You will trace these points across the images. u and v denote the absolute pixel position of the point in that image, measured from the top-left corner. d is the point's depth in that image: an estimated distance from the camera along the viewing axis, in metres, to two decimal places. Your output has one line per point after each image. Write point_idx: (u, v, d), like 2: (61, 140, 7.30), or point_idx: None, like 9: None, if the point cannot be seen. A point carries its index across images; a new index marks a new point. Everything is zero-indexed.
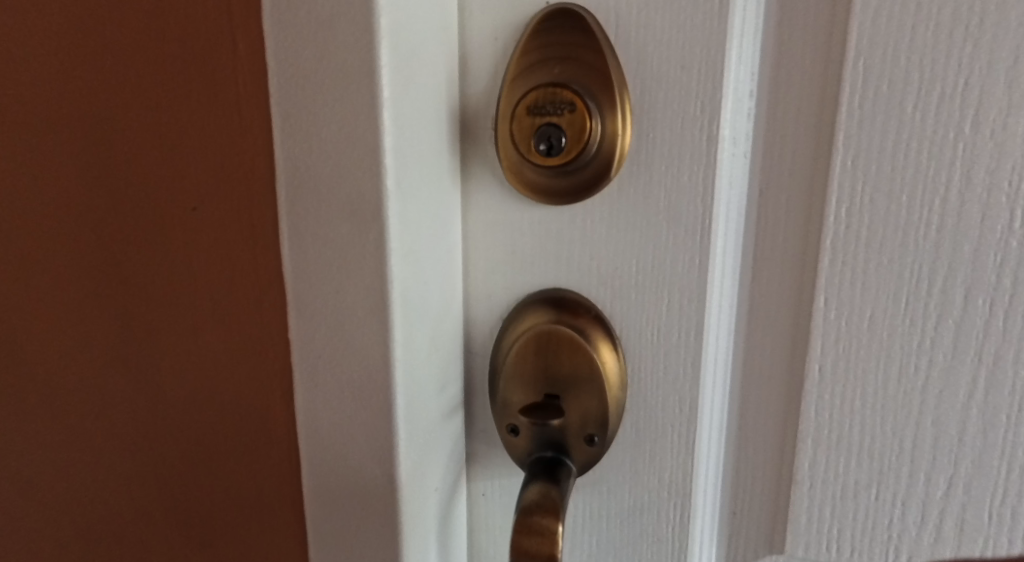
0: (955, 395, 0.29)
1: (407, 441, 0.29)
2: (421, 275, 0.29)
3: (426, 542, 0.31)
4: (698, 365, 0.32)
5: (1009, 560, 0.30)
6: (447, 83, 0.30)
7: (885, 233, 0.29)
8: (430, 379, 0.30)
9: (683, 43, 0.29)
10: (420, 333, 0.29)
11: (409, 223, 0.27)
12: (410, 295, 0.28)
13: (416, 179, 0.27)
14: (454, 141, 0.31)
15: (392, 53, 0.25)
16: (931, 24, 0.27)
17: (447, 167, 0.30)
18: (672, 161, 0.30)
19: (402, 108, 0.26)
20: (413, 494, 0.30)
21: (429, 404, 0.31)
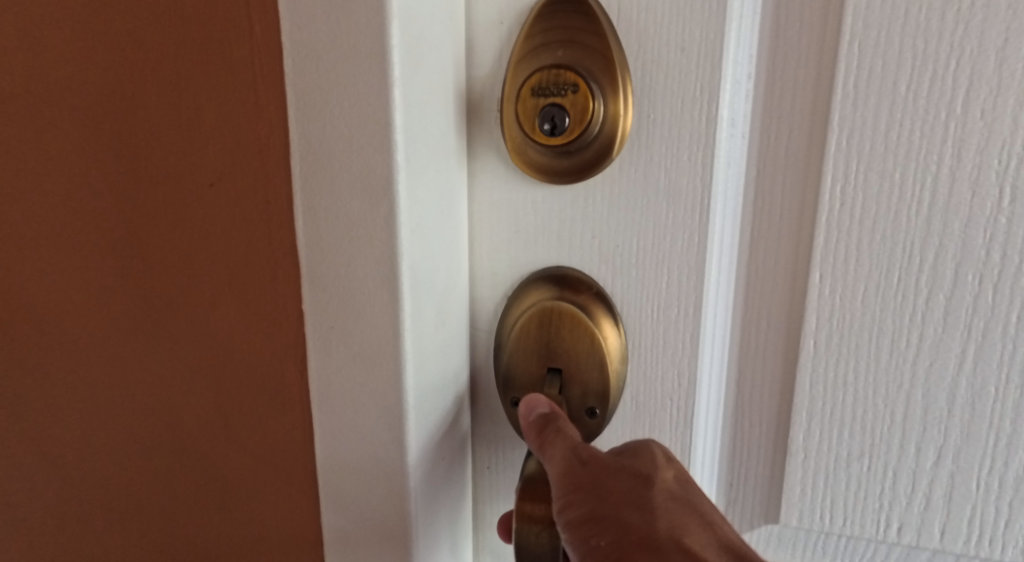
0: (945, 366, 0.30)
1: (414, 410, 0.30)
2: (428, 252, 0.30)
3: (432, 509, 0.33)
4: (696, 341, 0.32)
5: (997, 530, 0.31)
6: (453, 66, 0.31)
7: (877, 210, 0.30)
8: (437, 353, 0.31)
9: (683, 26, 0.30)
10: (428, 307, 0.30)
11: (416, 200, 0.28)
12: (417, 270, 0.29)
13: (424, 157, 0.28)
14: (460, 123, 0.32)
15: (402, 32, 0.26)
16: (923, 8, 0.28)
17: (454, 147, 0.31)
18: (671, 141, 0.31)
19: (411, 87, 0.27)
20: (419, 462, 0.31)
21: (436, 378, 0.32)
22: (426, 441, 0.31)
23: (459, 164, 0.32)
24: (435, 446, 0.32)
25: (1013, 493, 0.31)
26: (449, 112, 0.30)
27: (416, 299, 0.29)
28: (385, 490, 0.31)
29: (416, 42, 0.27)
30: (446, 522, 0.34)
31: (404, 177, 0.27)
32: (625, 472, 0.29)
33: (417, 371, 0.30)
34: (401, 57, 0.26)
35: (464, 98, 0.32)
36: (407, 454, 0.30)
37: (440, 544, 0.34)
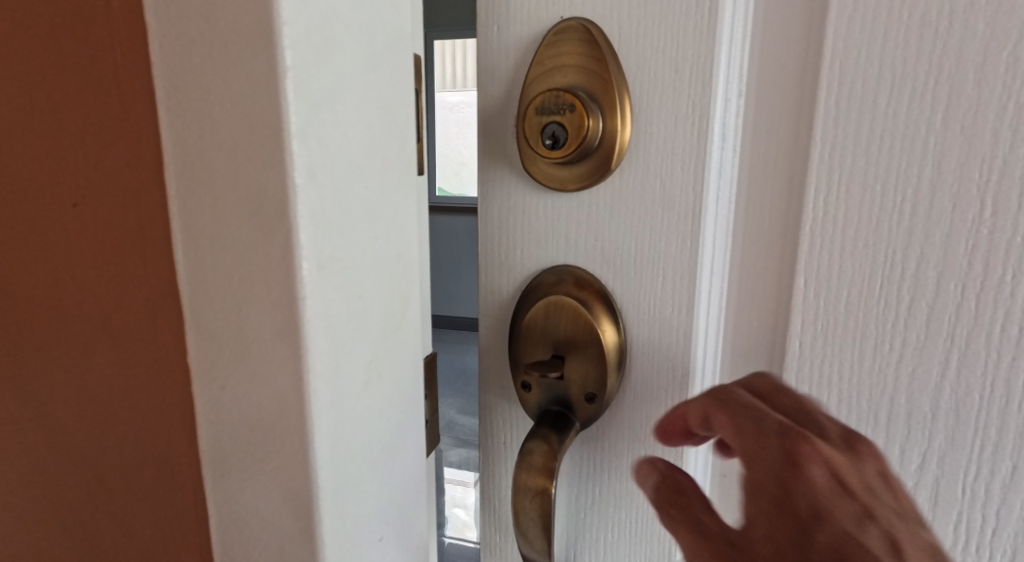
0: (928, 372, 0.31)
1: (337, 435, 0.32)
2: (348, 286, 0.31)
3: (356, 535, 0.33)
4: (689, 337, 0.36)
5: (984, 537, 0.32)
6: (378, 87, 0.32)
7: (859, 219, 0.31)
8: (366, 381, 0.33)
9: (675, 49, 0.33)
10: (342, 321, 0.31)
11: (321, 237, 0.29)
12: (331, 304, 0.30)
13: (336, 174, 0.30)
14: (388, 141, 0.33)
15: (295, 79, 0.28)
16: (901, 29, 0.29)
17: (401, 179, 0.34)
18: (665, 153, 0.34)
19: (308, 130, 0.28)
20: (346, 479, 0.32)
21: (364, 405, 0.33)
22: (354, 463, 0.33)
23: (407, 194, 0.35)
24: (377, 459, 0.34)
25: (1000, 501, 0.31)
26: (373, 133, 0.32)
27: (330, 330, 0.30)
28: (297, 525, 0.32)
29: (315, 88, 0.28)
30: (408, 514, 0.37)
31: (307, 215, 0.29)
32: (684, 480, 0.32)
33: (337, 399, 0.31)
34: (297, 101, 0.28)
35: (487, 114, 0.37)
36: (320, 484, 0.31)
37: (404, 529, 0.37)
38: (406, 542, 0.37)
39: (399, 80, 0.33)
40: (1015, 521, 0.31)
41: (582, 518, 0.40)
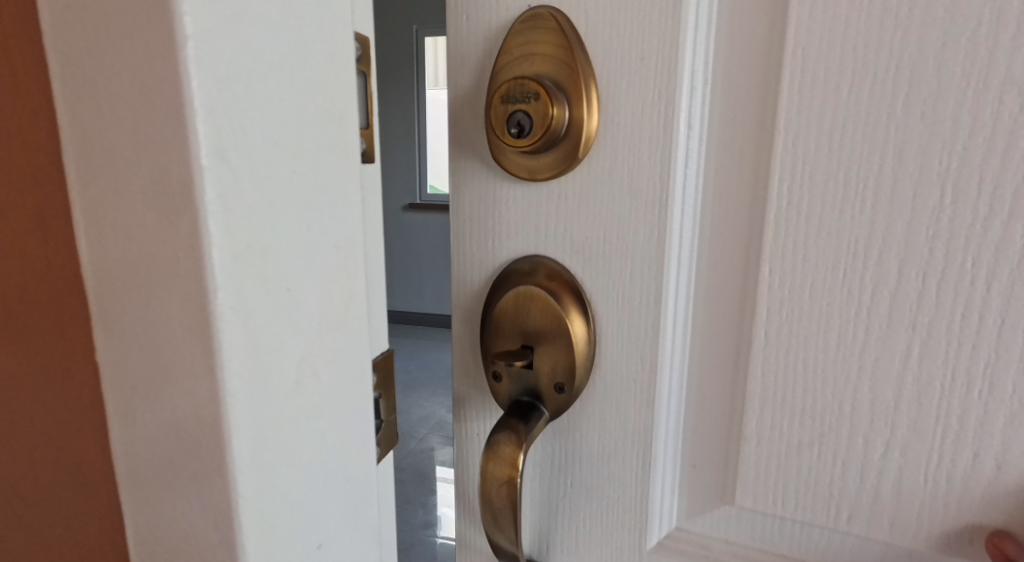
0: (890, 362, 0.31)
1: (259, 436, 0.31)
2: (270, 279, 0.31)
3: (287, 537, 0.33)
4: (657, 327, 0.36)
5: (946, 522, 0.32)
6: (304, 73, 0.31)
7: (823, 208, 0.31)
8: (293, 378, 0.32)
9: (642, 37, 0.33)
10: (265, 313, 0.31)
11: (233, 225, 0.29)
12: (249, 296, 0.30)
13: (254, 161, 0.29)
14: (318, 130, 0.32)
15: (196, 55, 0.27)
16: (863, 16, 0.29)
17: (347, 170, 0.34)
18: (633, 142, 0.34)
19: (216, 110, 0.28)
20: (274, 474, 0.32)
21: (293, 404, 0.33)
22: (279, 469, 0.32)
23: (355, 184, 0.35)
24: (313, 456, 0.34)
25: (962, 489, 0.31)
26: (301, 120, 0.31)
27: (246, 323, 0.30)
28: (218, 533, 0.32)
29: (223, 66, 0.28)
30: (360, 505, 0.38)
31: (214, 200, 0.28)
32: None
33: (258, 397, 0.31)
34: (200, 79, 0.27)
35: (458, 104, 0.37)
36: (243, 490, 0.31)
37: (349, 526, 0.37)
38: (357, 534, 0.38)
39: (344, 70, 0.33)
40: (975, 508, 0.31)
41: (553, 510, 0.40)
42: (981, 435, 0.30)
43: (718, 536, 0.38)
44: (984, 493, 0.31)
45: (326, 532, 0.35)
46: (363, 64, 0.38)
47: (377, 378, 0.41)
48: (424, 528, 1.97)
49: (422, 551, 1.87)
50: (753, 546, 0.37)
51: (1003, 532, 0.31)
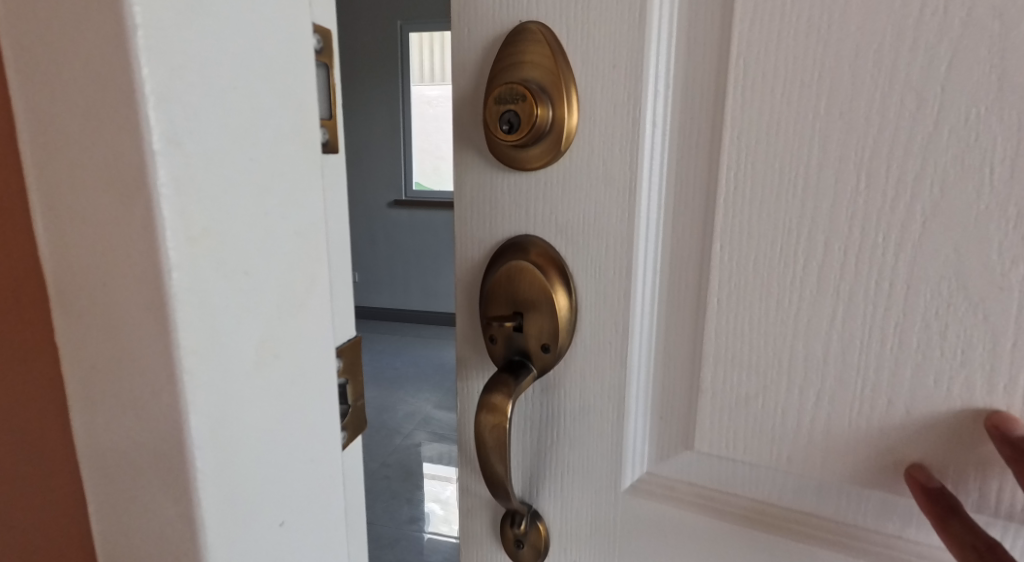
0: (820, 323, 0.37)
1: (216, 412, 0.34)
2: (224, 261, 0.34)
3: (239, 511, 0.36)
4: (628, 295, 0.42)
5: (867, 460, 0.38)
6: (253, 71, 0.34)
7: (764, 193, 0.37)
8: (250, 354, 0.35)
9: (614, 48, 0.39)
10: (221, 292, 0.34)
11: (185, 208, 0.32)
12: (202, 274, 0.33)
13: (207, 153, 0.32)
14: (268, 125, 0.35)
15: (147, 47, 0.30)
16: (793, 33, 0.35)
17: (310, 159, 0.38)
18: (607, 137, 0.40)
19: (168, 99, 0.31)
20: (228, 443, 0.35)
21: (252, 381, 0.36)
22: (234, 448, 0.35)
23: (317, 171, 0.38)
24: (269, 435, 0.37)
25: (879, 431, 0.37)
26: (253, 115, 0.34)
27: (201, 300, 0.33)
28: (176, 509, 0.35)
29: (172, 57, 0.31)
30: (325, 469, 0.41)
31: (166, 185, 0.31)
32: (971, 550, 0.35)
33: (217, 374, 0.34)
34: (152, 70, 0.30)
35: (459, 104, 0.43)
36: (199, 465, 0.34)
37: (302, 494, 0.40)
38: (317, 497, 0.41)
39: (305, 65, 0.37)
40: (891, 448, 0.37)
41: (542, 457, 0.46)
42: (893, 384, 0.36)
43: (684, 478, 0.44)
44: (896, 432, 0.37)
45: (285, 503, 0.39)
46: (324, 56, 0.41)
47: (343, 368, 0.45)
48: (409, 523, 2.02)
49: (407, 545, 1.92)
50: (712, 486, 0.44)
51: (918, 465, 0.37)
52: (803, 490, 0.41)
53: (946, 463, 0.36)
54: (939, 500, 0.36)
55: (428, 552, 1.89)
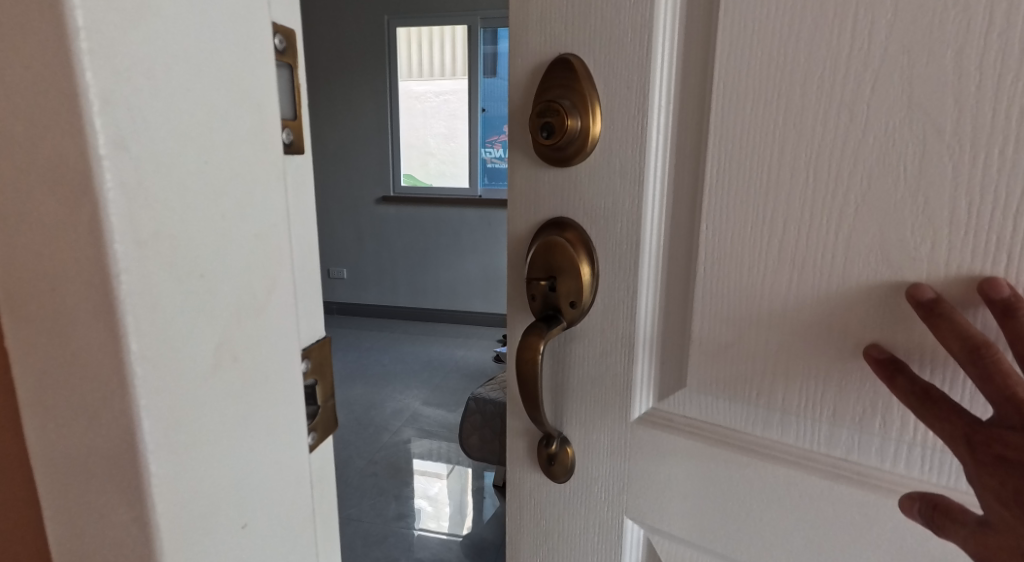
0: (781, 286, 0.49)
1: (167, 409, 0.40)
2: (175, 262, 0.39)
3: (188, 481, 0.41)
4: (637, 264, 0.54)
5: (816, 394, 0.50)
6: (197, 82, 0.39)
7: (738, 185, 0.49)
8: (204, 346, 0.41)
9: (627, 73, 0.51)
10: (166, 279, 0.39)
11: (134, 211, 0.37)
12: (150, 272, 0.38)
13: (154, 157, 0.37)
14: (211, 130, 0.40)
15: (89, 52, 0.35)
16: (757, 63, 0.47)
17: (261, 162, 0.43)
18: (622, 141, 0.52)
19: (116, 103, 0.36)
20: (176, 417, 0.40)
21: (202, 357, 0.41)
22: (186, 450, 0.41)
23: (265, 170, 0.44)
24: (220, 414, 0.43)
25: (824, 371, 0.49)
26: (199, 123, 0.39)
27: (146, 286, 0.38)
28: (131, 514, 0.41)
29: (115, 66, 0.35)
30: (277, 447, 0.47)
31: (113, 185, 0.36)
32: (916, 393, 0.45)
33: (171, 372, 0.39)
34: (97, 79, 0.35)
35: (513, 116, 0.57)
36: (154, 469, 0.40)
37: (249, 468, 0.45)
38: (264, 471, 0.46)
39: (252, 73, 0.42)
40: (834, 385, 0.49)
41: (571, 392, 0.59)
42: (835, 332, 0.48)
43: (681, 412, 0.56)
44: (840, 372, 0.49)
45: (240, 501, 0.45)
46: (287, 57, 0.47)
47: (311, 369, 0.52)
48: (397, 520, 2.14)
49: (395, 541, 2.03)
50: (702, 418, 0.56)
51: (874, 344, 0.47)
52: (769, 422, 0.53)
53: (879, 393, 0.48)
54: (887, 363, 0.46)
55: (417, 549, 1.99)
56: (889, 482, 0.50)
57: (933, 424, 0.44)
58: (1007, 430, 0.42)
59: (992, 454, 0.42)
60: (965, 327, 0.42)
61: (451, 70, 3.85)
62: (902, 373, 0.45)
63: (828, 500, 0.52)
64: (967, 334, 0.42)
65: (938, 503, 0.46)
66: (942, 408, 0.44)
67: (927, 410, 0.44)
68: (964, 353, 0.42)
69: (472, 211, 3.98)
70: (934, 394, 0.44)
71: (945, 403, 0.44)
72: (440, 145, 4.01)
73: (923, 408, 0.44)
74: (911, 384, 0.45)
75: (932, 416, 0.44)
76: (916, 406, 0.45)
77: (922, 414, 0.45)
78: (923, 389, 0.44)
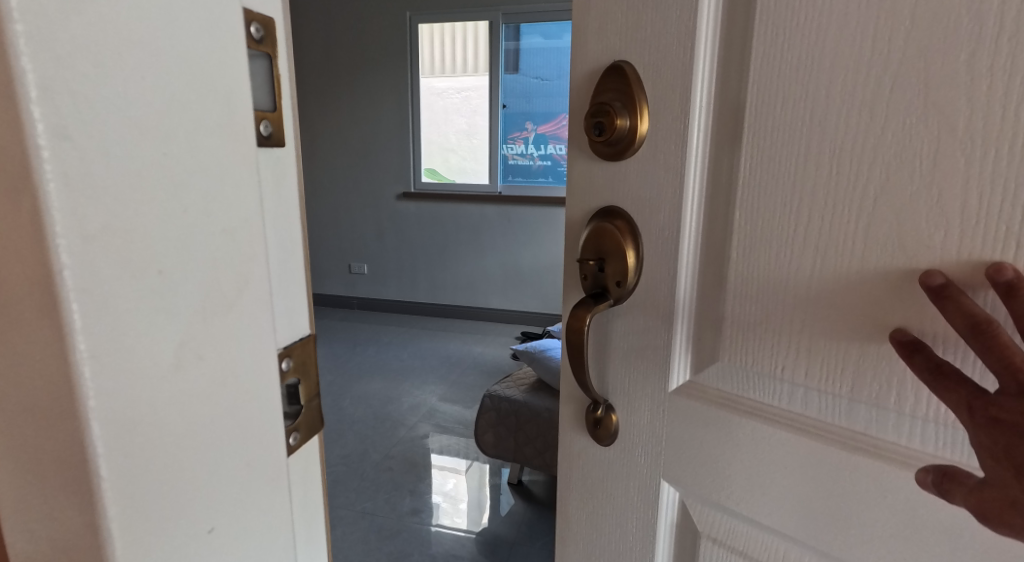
0: (805, 270, 0.54)
1: (119, 403, 0.41)
2: (129, 253, 0.40)
3: (141, 477, 0.42)
4: (677, 249, 0.60)
5: (837, 371, 0.55)
6: (152, 73, 0.40)
7: (769, 178, 0.55)
8: (159, 345, 0.42)
9: (672, 77, 0.58)
10: (116, 272, 0.39)
11: (78, 205, 0.38)
12: (99, 264, 0.39)
13: (102, 150, 0.38)
14: (168, 123, 0.41)
15: (28, 41, 0.35)
16: (786, 68, 0.53)
17: (225, 157, 0.45)
18: (666, 139, 0.59)
19: (59, 91, 0.37)
20: (128, 409, 0.41)
21: (159, 347, 0.42)
22: (138, 455, 0.42)
23: (228, 162, 0.45)
24: (181, 403, 0.44)
25: (846, 349, 0.54)
26: (155, 115, 0.40)
27: (96, 276, 0.39)
28: (85, 516, 0.41)
29: (61, 58, 0.36)
30: (242, 435, 0.48)
31: (55, 177, 0.37)
32: (929, 369, 0.49)
33: (123, 371, 0.40)
34: (39, 68, 0.36)
35: (574, 116, 0.65)
36: (104, 475, 0.40)
37: (209, 457, 0.46)
38: (226, 461, 0.47)
39: (217, 64, 0.44)
40: (852, 362, 0.54)
41: (619, 363, 0.66)
42: (854, 312, 0.53)
43: (714, 384, 0.62)
44: (856, 350, 0.54)
45: (201, 504, 0.46)
46: (266, 46, 0.49)
47: (294, 368, 0.54)
48: (411, 514, 2.19)
49: (407, 536, 2.08)
50: (734, 390, 0.62)
51: (898, 328, 0.51)
52: (794, 396, 0.58)
53: (895, 371, 0.52)
54: (909, 343, 0.50)
55: (431, 543, 2.05)
56: (904, 456, 0.54)
57: (944, 395, 0.48)
58: (1006, 396, 0.46)
59: (987, 416, 0.47)
60: (967, 307, 0.47)
61: (475, 68, 3.92)
62: (919, 351, 0.50)
63: (845, 472, 0.57)
64: (970, 313, 0.47)
65: (947, 471, 0.51)
66: (952, 380, 0.48)
67: (939, 383, 0.49)
68: (966, 329, 0.47)
69: (492, 207, 4.03)
70: (946, 369, 0.48)
71: (957, 376, 0.48)
72: (464, 141, 4.08)
73: (935, 382, 0.49)
74: (924, 360, 0.49)
75: (942, 388, 0.48)
76: (930, 381, 0.49)
77: (934, 387, 0.49)
78: (935, 365, 0.49)
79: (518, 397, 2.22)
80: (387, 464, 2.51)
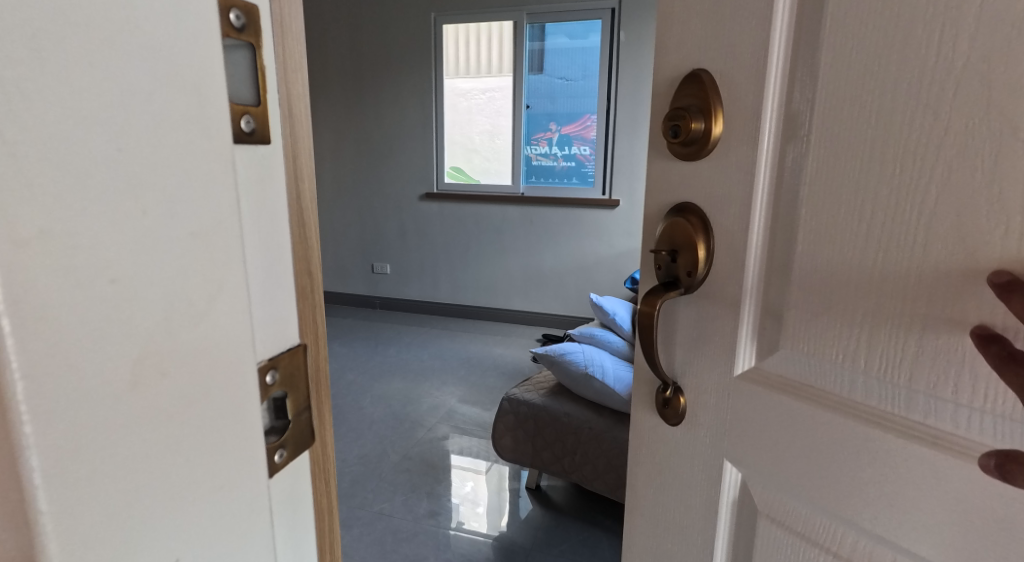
0: (867, 263, 0.58)
1: (61, 432, 0.36)
2: (73, 262, 0.35)
3: (91, 513, 0.37)
4: (746, 242, 0.65)
5: (895, 360, 0.59)
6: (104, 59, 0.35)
7: (835, 177, 0.59)
8: (111, 365, 0.37)
9: (745, 83, 0.63)
10: (53, 281, 0.35)
11: (10, 206, 0.33)
12: (31, 273, 0.34)
13: (35, 145, 0.34)
14: (124, 116, 0.36)
15: None
16: (854, 74, 0.57)
17: (197, 153, 0.40)
18: (738, 140, 0.64)
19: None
20: (71, 438, 0.36)
21: (109, 369, 0.37)
22: (87, 487, 0.37)
23: (199, 159, 0.40)
24: (144, 430, 0.39)
25: (905, 340, 0.57)
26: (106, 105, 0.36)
27: (30, 286, 0.34)
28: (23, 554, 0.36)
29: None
30: (219, 460, 0.44)
31: None
32: (999, 356, 0.51)
33: (71, 393, 0.36)
34: None
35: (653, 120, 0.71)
36: (45, 510, 0.36)
37: (179, 486, 0.41)
38: (196, 491, 0.42)
39: (194, 54, 0.39)
40: (909, 351, 0.57)
41: (689, 346, 0.72)
42: (913, 305, 0.56)
43: (778, 370, 0.67)
44: (916, 340, 0.57)
45: (174, 534, 0.41)
46: (249, 35, 0.45)
47: (280, 381, 0.51)
48: (429, 518, 2.24)
49: (423, 539, 2.13)
50: (798, 375, 0.66)
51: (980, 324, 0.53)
52: (855, 384, 0.62)
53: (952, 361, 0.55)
54: (984, 335, 0.52)
55: (453, 543, 2.11)
56: (961, 445, 0.56)
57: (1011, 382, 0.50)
58: None
59: None
60: None
61: (500, 68, 3.95)
62: (994, 341, 0.52)
63: (899, 458, 0.60)
64: None
65: (1008, 453, 0.53)
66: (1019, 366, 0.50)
67: (1006, 369, 0.51)
68: None
69: (517, 208, 4.08)
70: (1015, 355, 0.51)
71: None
72: (489, 142, 4.11)
73: (1004, 369, 0.51)
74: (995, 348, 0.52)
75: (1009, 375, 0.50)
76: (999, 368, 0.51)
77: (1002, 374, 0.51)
78: (1006, 354, 0.51)
79: (538, 400, 2.25)
80: (406, 465, 2.57)
